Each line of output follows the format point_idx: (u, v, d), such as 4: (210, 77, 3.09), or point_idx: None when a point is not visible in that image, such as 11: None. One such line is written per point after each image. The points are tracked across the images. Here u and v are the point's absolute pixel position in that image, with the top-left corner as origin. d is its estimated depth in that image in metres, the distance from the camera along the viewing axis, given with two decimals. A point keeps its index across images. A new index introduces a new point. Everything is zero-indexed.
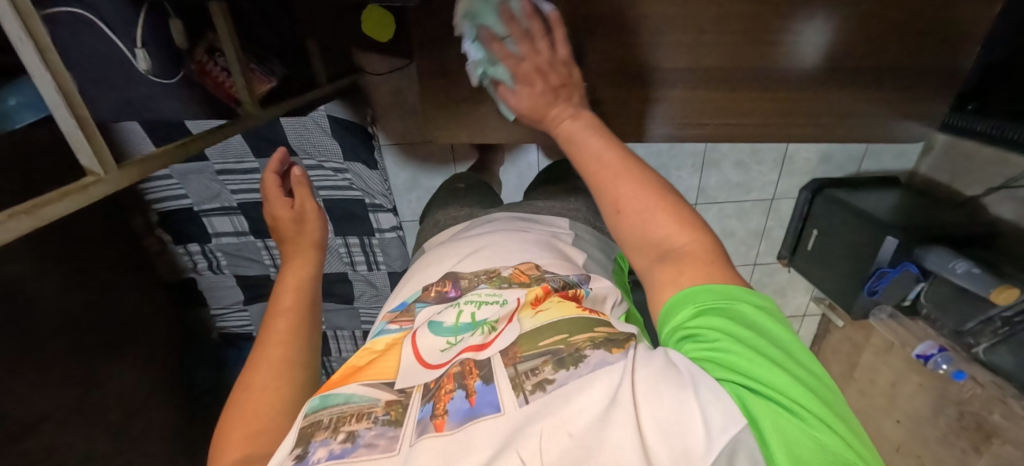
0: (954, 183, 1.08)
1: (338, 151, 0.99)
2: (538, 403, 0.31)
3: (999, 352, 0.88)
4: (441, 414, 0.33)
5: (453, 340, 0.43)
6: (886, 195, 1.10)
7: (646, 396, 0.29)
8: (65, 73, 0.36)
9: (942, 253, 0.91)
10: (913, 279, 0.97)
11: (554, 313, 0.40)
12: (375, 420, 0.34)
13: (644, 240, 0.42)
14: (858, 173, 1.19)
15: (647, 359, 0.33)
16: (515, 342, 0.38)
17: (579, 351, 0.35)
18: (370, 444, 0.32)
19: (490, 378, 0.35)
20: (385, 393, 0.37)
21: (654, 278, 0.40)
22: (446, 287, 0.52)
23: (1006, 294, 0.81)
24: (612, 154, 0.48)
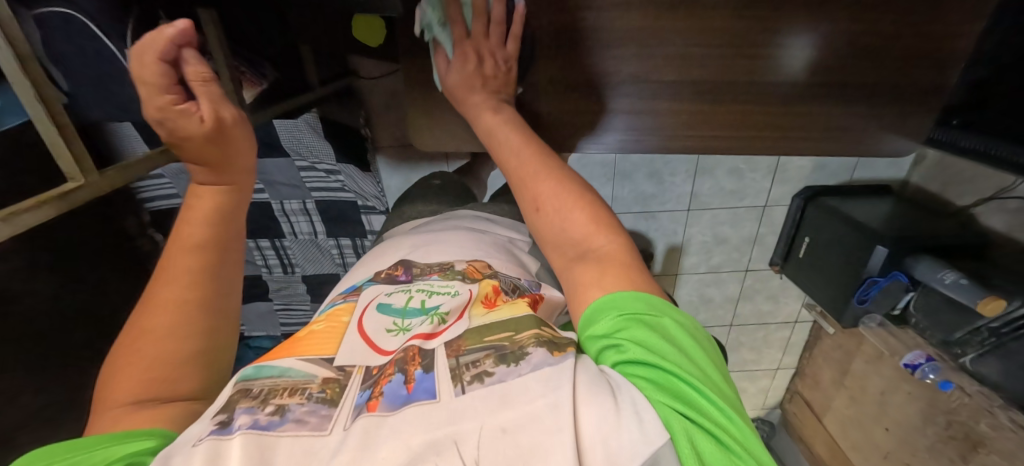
0: (945, 193, 1.09)
1: (331, 153, 0.99)
2: (475, 394, 0.30)
3: (986, 363, 0.88)
4: (377, 397, 0.31)
5: (399, 325, 0.41)
6: (878, 204, 1.11)
7: (582, 406, 0.28)
8: (43, 79, 0.37)
9: (931, 264, 0.91)
10: (902, 288, 0.97)
11: (506, 313, 0.39)
12: (308, 397, 0.31)
13: (564, 237, 0.43)
14: (851, 182, 1.19)
15: (587, 369, 0.32)
16: (460, 337, 0.37)
17: (522, 349, 0.34)
18: (300, 420, 0.29)
19: (431, 367, 0.33)
20: (323, 369, 0.35)
21: (573, 276, 0.40)
22: (398, 270, 0.50)
23: (992, 305, 0.82)
24: (528, 150, 0.51)
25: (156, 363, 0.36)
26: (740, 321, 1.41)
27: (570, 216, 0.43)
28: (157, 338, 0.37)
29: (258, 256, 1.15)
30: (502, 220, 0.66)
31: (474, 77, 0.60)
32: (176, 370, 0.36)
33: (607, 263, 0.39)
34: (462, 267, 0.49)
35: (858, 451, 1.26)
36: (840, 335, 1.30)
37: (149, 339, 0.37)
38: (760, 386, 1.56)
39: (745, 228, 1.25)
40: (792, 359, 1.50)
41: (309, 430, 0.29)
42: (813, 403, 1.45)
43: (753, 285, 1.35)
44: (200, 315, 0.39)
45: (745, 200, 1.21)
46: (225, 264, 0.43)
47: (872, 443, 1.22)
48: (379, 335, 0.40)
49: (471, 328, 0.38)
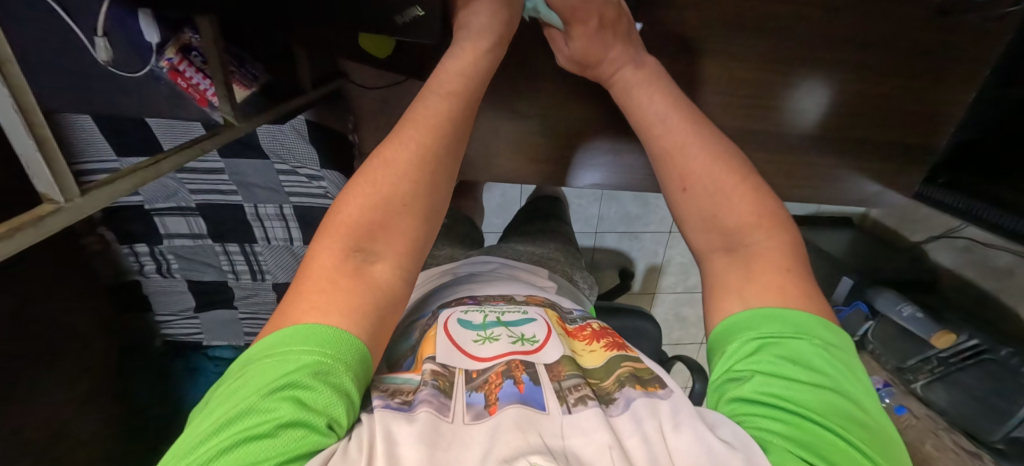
0: (899, 229, 1.17)
1: (315, 158, 0.96)
2: (581, 414, 0.32)
3: (935, 390, 0.96)
4: (492, 402, 0.33)
5: (484, 334, 0.42)
6: (841, 236, 1.19)
7: (680, 440, 0.31)
8: (25, 88, 0.31)
9: (890, 296, 0.99)
10: (862, 317, 1.04)
11: (589, 360, 0.41)
12: (425, 384, 0.34)
13: (713, 223, 0.45)
14: (819, 212, 1.26)
15: (678, 404, 0.34)
16: (558, 361, 0.39)
17: (608, 394, 0.36)
18: (426, 401, 0.32)
19: (537, 378, 0.36)
20: (428, 365, 0.36)
21: (716, 267, 0.43)
22: (465, 299, 0.49)
23: (945, 339, 0.90)
24: (675, 116, 0.50)
25: (360, 225, 0.36)
26: None
27: (751, 207, 0.43)
28: (371, 186, 0.37)
29: (226, 260, 1.09)
30: (521, 263, 0.62)
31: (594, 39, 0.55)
32: (376, 242, 0.36)
33: (762, 260, 0.41)
34: (525, 297, 0.50)
35: None
36: None
37: (360, 195, 0.37)
38: None
39: None
40: None
41: (436, 412, 0.31)
42: None
43: None
44: (400, 248, 0.37)
45: None
46: (451, 153, 0.43)
47: None
48: (467, 342, 0.40)
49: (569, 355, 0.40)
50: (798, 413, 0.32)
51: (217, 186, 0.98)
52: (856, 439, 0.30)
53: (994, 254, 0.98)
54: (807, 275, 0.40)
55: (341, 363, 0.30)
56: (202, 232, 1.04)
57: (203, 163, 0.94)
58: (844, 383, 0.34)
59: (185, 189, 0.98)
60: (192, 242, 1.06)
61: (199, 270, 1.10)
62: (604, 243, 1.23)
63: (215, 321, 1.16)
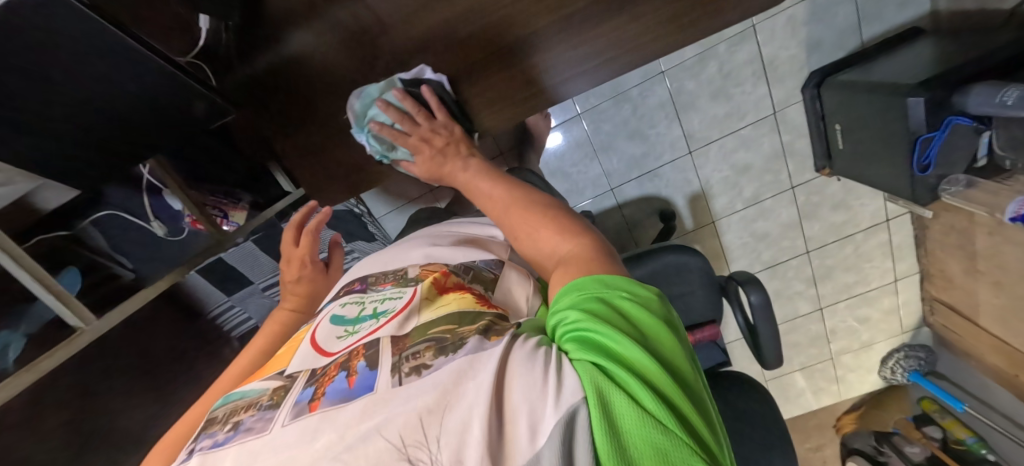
0: (986, 5, 0.88)
1: (340, 237, 1.14)
2: (408, 384, 0.30)
3: None
4: (316, 398, 0.33)
5: (350, 329, 0.42)
6: (905, 56, 0.92)
7: (516, 379, 0.27)
8: (33, 266, 0.52)
9: (986, 88, 0.73)
10: (970, 133, 0.79)
11: (453, 306, 0.39)
12: (259, 407, 0.35)
13: (541, 254, 0.42)
14: (865, 44, 1.01)
15: (521, 342, 0.31)
16: (408, 333, 0.36)
17: (461, 338, 0.33)
18: (248, 428, 0.33)
19: (373, 361, 0.34)
20: (274, 382, 0.38)
21: (551, 284, 0.39)
22: (355, 284, 0.53)
23: None
24: (499, 190, 0.51)
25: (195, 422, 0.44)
26: (816, 244, 1.21)
27: (552, 231, 0.42)
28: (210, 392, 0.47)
29: None
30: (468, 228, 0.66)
31: (419, 143, 0.66)
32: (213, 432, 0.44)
33: (570, 264, 0.37)
34: (416, 272, 0.49)
35: None
36: (939, 215, 1.07)
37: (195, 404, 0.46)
38: (884, 307, 1.29)
39: (765, 145, 1.11)
40: (908, 264, 1.23)
41: (256, 435, 0.32)
42: (957, 307, 1.16)
43: (808, 200, 1.16)
44: None
45: (747, 117, 1.08)
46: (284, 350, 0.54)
47: None
48: (329, 339, 0.42)
49: (422, 322, 0.37)
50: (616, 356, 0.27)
51: None
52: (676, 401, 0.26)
53: None
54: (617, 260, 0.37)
55: None
56: None
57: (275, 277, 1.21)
58: (665, 348, 0.29)
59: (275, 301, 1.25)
60: None
61: None
62: (625, 195, 1.17)
63: None
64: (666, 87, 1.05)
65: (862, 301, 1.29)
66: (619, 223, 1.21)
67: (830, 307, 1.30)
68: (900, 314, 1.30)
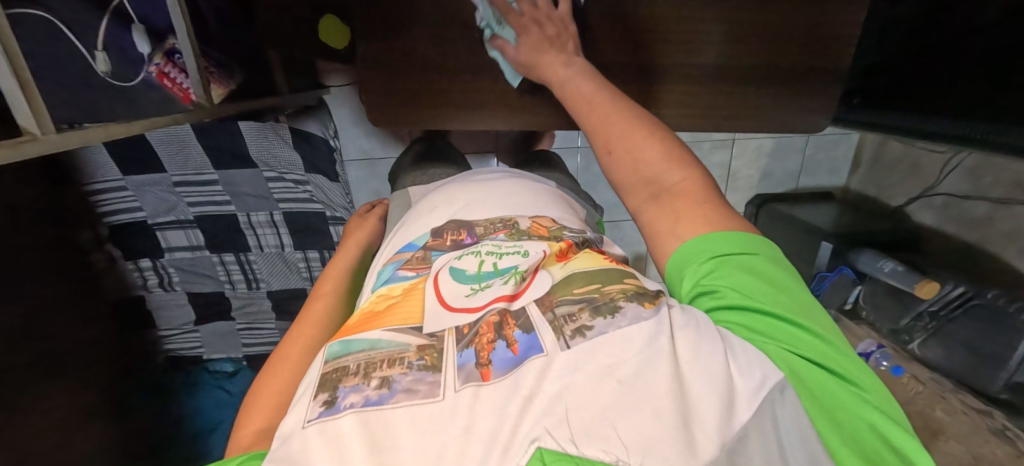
0: (880, 196, 1.18)
1: (300, 163, 1.04)
2: (579, 346, 0.32)
3: (931, 347, 0.93)
4: (485, 364, 0.32)
5: (477, 287, 0.43)
6: (821, 209, 1.18)
7: (692, 360, 0.30)
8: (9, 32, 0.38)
9: (870, 255, 0.97)
10: (849, 282, 1.03)
11: (582, 264, 0.44)
12: (409, 365, 0.32)
13: (638, 176, 0.48)
14: (797, 189, 1.26)
15: (683, 321, 0.34)
16: (547, 294, 0.40)
17: (613, 301, 0.36)
18: (410, 389, 0.30)
19: (529, 328, 0.35)
20: (414, 338, 0.35)
21: (648, 211, 0.46)
22: (462, 236, 0.55)
23: (928, 288, 0.88)
24: (601, 97, 0.56)
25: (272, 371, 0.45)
26: None
27: (650, 154, 0.48)
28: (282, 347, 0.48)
29: (223, 270, 1.15)
30: (512, 172, 0.76)
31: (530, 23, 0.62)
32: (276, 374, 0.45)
33: (681, 197, 0.44)
34: (526, 226, 0.56)
35: None
36: None
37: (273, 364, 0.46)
38: None
39: None
40: None
41: (422, 399, 0.29)
42: None
43: None
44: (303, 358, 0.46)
45: None
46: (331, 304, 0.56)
47: None
48: (459, 298, 0.41)
49: (556, 283, 0.41)
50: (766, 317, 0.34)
51: (211, 198, 1.06)
52: (820, 341, 0.33)
53: (971, 205, 0.96)
54: (720, 194, 0.45)
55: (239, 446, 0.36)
56: (200, 243, 1.11)
57: (198, 176, 1.02)
58: (796, 293, 0.36)
59: (184, 202, 1.06)
60: (191, 254, 1.12)
61: (198, 282, 1.16)
62: None
63: (216, 333, 1.22)
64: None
65: None
66: None
67: None
68: None
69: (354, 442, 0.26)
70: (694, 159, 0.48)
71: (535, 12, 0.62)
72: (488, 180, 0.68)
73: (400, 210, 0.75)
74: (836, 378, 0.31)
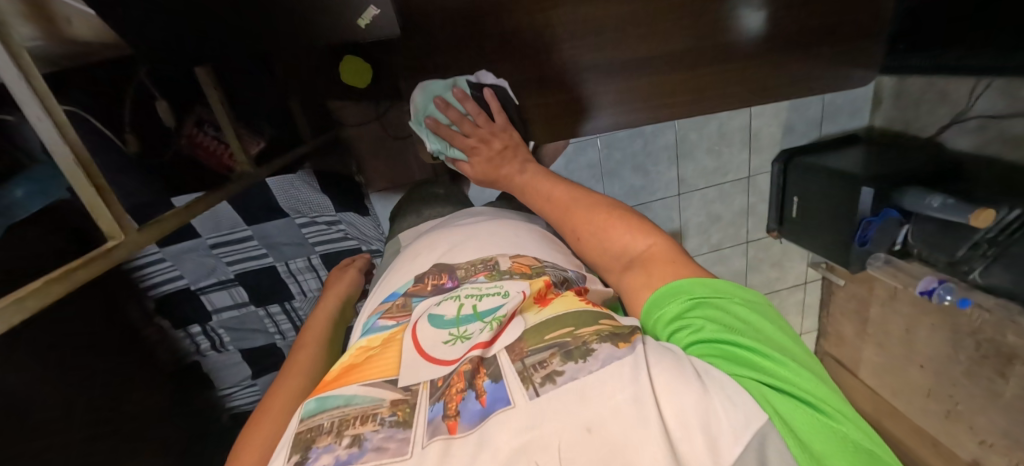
0: (909, 130, 1.17)
1: (329, 204, 1.05)
2: (549, 395, 0.31)
3: (994, 273, 0.89)
4: (451, 417, 0.32)
5: (457, 333, 0.41)
6: (851, 153, 1.16)
7: (670, 399, 0.29)
8: (79, 146, 0.43)
9: (916, 193, 0.98)
10: (896, 223, 1.02)
11: (559, 307, 0.40)
12: (382, 422, 0.32)
13: (609, 253, 0.52)
14: (821, 138, 1.25)
15: (659, 355, 0.33)
16: (518, 339, 0.37)
17: (586, 344, 0.34)
18: (380, 448, 0.30)
19: (498, 376, 0.34)
20: (389, 392, 0.34)
21: (626, 284, 0.48)
22: (442, 279, 0.51)
23: (984, 216, 0.85)
24: (563, 189, 0.63)
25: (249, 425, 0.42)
26: None
27: (620, 233, 0.52)
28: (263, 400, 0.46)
29: (272, 322, 1.12)
30: (503, 213, 0.74)
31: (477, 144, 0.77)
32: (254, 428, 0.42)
33: (650, 265, 0.46)
34: (508, 265, 0.50)
35: (901, 397, 1.25)
36: (847, 284, 1.34)
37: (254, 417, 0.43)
38: None
39: (735, 202, 1.29)
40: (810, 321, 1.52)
41: (390, 457, 0.29)
42: (842, 360, 1.45)
43: (755, 255, 1.37)
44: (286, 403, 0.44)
45: (729, 175, 1.25)
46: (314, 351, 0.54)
47: (910, 384, 1.21)
48: (439, 346, 0.39)
49: (529, 328, 0.38)
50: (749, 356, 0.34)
51: (252, 253, 1.03)
52: (803, 386, 0.33)
53: (1010, 123, 0.96)
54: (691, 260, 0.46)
55: None
56: (245, 299, 1.07)
57: (234, 233, 1.01)
58: (771, 337, 0.37)
59: (223, 262, 1.02)
60: (238, 312, 1.07)
61: (249, 338, 1.10)
62: None
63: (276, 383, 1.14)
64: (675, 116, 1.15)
65: None
66: None
67: None
68: None
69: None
70: (660, 229, 0.51)
71: (478, 132, 0.77)
72: (469, 223, 0.65)
73: (389, 259, 0.74)
74: (818, 423, 0.30)
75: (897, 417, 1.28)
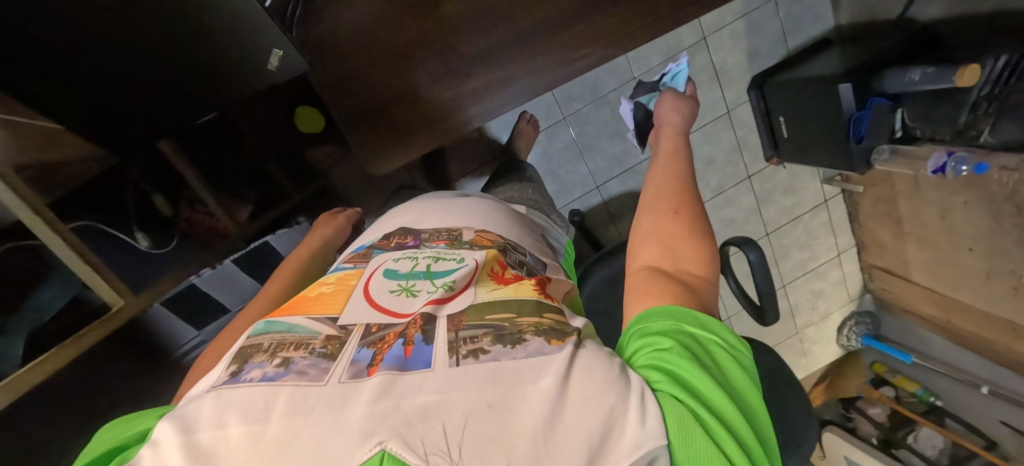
0: (876, 16, 1.12)
1: None
2: (466, 367, 0.32)
3: (1003, 129, 0.83)
4: (374, 362, 0.34)
5: (404, 286, 0.46)
6: (825, 58, 1.12)
7: (576, 403, 0.29)
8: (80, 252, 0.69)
9: (896, 73, 0.94)
10: (887, 110, 0.97)
11: (508, 293, 0.42)
12: (311, 351, 0.36)
13: (653, 251, 0.42)
14: (790, 53, 1.22)
15: (589, 362, 0.31)
16: (462, 311, 0.39)
17: (520, 333, 0.35)
18: (301, 371, 0.33)
19: (430, 337, 0.36)
20: (327, 328, 0.39)
21: (637, 286, 0.40)
22: (408, 239, 0.57)
23: (969, 73, 0.80)
24: (682, 179, 0.50)
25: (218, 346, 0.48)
26: (773, 227, 1.38)
27: (682, 244, 0.41)
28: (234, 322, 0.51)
29: None
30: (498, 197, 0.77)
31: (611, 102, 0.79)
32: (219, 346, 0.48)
33: (677, 289, 0.38)
34: (470, 239, 0.55)
35: (961, 289, 1.15)
36: (868, 189, 1.27)
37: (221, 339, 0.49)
38: (833, 280, 1.48)
39: (722, 140, 1.26)
40: (846, 239, 1.44)
41: (306, 382, 0.32)
42: (892, 269, 1.35)
43: (762, 187, 1.33)
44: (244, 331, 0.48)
45: (707, 115, 1.24)
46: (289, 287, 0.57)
47: (966, 272, 1.11)
48: (383, 293, 0.44)
49: (477, 302, 0.40)
50: (703, 390, 0.30)
51: None
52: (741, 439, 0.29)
53: None
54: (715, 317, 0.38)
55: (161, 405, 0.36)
56: None
57: None
58: (739, 388, 0.32)
59: None
60: None
61: None
62: (610, 192, 1.26)
63: None
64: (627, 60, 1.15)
65: (815, 275, 1.46)
66: (606, 218, 1.28)
67: (791, 283, 1.45)
68: (846, 284, 1.50)
69: (233, 417, 0.30)
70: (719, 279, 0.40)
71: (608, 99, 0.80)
72: (453, 198, 0.68)
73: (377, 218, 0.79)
74: None
75: (966, 312, 1.18)
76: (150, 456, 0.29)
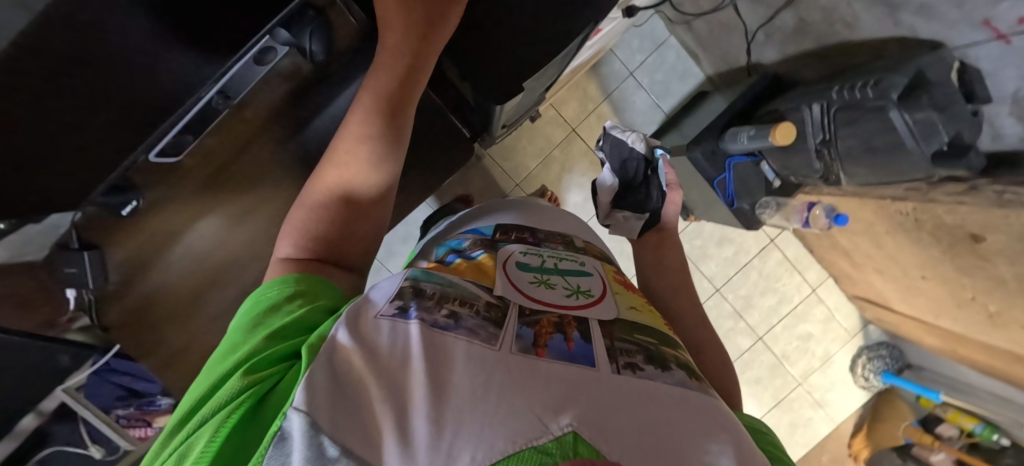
0: (730, 63, 1.07)
1: None
2: (625, 376, 0.27)
3: (855, 171, 0.73)
4: (540, 344, 0.28)
5: (539, 277, 0.38)
6: (698, 116, 1.05)
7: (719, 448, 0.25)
8: None
9: (733, 134, 0.88)
10: (752, 165, 0.90)
11: (641, 317, 0.39)
12: (475, 311, 0.30)
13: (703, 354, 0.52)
14: (669, 114, 1.18)
15: (720, 412, 0.28)
16: (610, 320, 0.34)
17: (663, 359, 0.32)
18: (472, 330, 0.27)
19: (587, 337, 0.31)
20: (484, 294, 0.32)
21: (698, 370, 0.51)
22: (523, 233, 0.48)
23: (783, 132, 0.76)
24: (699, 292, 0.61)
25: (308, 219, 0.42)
26: (722, 281, 1.27)
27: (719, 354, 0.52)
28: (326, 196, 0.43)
29: None
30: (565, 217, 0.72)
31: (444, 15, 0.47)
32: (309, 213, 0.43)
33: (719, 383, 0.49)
34: (582, 245, 0.50)
35: (943, 317, 0.98)
36: None
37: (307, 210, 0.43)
38: (819, 318, 1.31)
39: None
40: (815, 272, 1.29)
41: (481, 342, 0.26)
42: (871, 298, 1.18)
43: (692, 246, 1.25)
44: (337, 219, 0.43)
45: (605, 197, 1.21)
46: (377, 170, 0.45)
47: (937, 301, 0.95)
48: (523, 280, 0.36)
49: (621, 316, 0.36)
50: None
51: None
52: None
53: (780, 22, 0.87)
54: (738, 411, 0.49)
55: (271, 315, 0.32)
56: None
57: None
58: None
59: None
60: None
61: None
62: None
63: None
64: (500, 168, 1.17)
65: (795, 318, 1.30)
66: None
67: (769, 334, 1.31)
68: (838, 318, 1.32)
69: (415, 350, 0.25)
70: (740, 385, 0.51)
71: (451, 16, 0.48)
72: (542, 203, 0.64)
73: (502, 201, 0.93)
74: None
75: (965, 341, 1.00)
76: (331, 363, 0.24)
